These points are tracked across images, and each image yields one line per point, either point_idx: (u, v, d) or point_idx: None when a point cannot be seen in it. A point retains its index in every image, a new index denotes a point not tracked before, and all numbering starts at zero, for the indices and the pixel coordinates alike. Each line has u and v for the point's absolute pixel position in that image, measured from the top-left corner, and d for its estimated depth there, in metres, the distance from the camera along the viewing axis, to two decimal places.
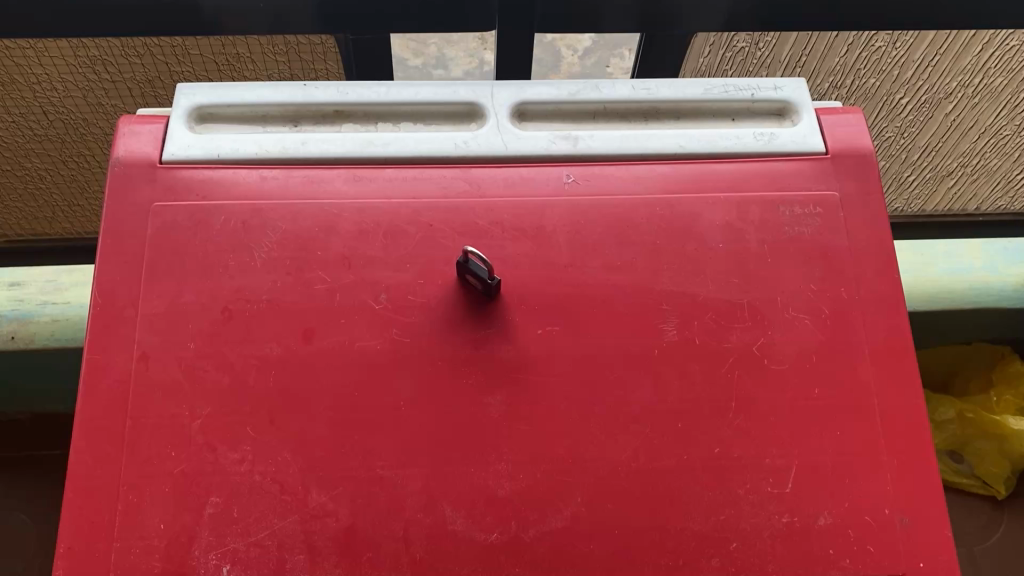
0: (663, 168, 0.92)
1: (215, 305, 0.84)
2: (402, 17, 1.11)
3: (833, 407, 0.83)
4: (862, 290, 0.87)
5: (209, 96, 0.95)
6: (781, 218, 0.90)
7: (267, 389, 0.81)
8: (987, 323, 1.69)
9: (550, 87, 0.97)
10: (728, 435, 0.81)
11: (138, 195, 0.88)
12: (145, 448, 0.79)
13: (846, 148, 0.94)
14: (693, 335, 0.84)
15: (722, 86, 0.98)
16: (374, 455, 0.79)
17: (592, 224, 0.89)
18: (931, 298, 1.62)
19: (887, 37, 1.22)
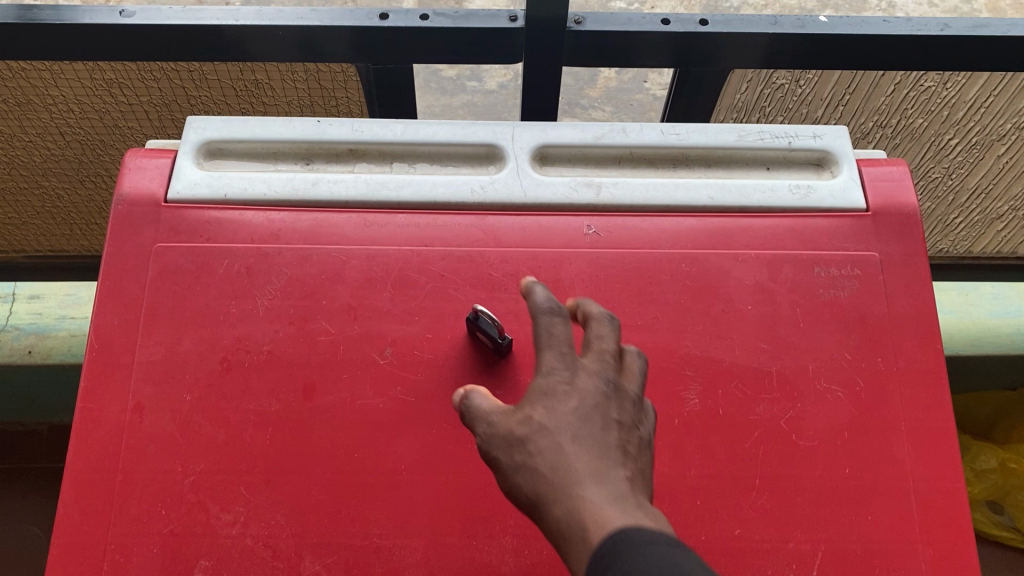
0: (690, 221, 0.87)
1: (214, 354, 0.81)
2: (426, 46, 1.07)
3: (866, 489, 0.77)
4: (900, 361, 0.81)
5: (219, 131, 0.91)
6: (815, 280, 0.84)
7: (264, 447, 0.78)
8: None
9: (574, 129, 0.92)
10: (750, 516, 0.75)
11: (141, 235, 0.85)
12: (134, 505, 0.76)
13: (889, 205, 0.88)
14: (716, 405, 0.79)
15: (757, 134, 0.92)
16: (372, 522, 0.75)
17: (613, 279, 0.84)
18: (974, 344, 1.54)
19: (937, 77, 1.14)
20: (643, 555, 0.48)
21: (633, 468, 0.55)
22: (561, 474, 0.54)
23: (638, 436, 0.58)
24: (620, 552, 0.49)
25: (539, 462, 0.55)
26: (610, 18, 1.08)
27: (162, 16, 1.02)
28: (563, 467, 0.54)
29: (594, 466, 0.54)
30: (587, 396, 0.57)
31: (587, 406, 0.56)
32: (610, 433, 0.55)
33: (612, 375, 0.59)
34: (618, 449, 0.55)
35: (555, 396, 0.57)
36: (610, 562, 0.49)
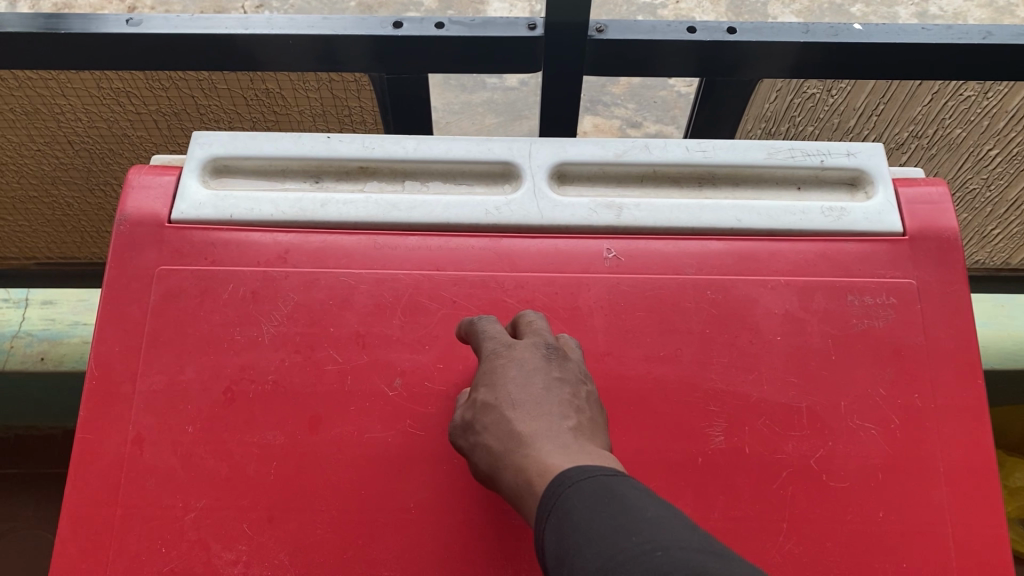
0: (716, 245, 0.83)
1: (217, 384, 0.77)
2: (441, 56, 1.03)
3: (901, 535, 0.72)
4: (937, 397, 0.77)
5: (225, 147, 0.88)
6: (848, 310, 0.80)
7: (268, 483, 0.74)
8: None
9: (594, 146, 0.88)
10: (778, 562, 0.71)
11: (144, 257, 0.82)
12: (133, 543, 0.73)
13: (927, 229, 0.83)
14: (742, 443, 0.75)
15: (788, 151, 0.87)
16: (380, 563, 0.72)
17: (634, 307, 0.80)
18: None
19: (978, 87, 1.08)
20: (575, 491, 0.51)
21: (576, 417, 0.60)
22: (506, 437, 0.60)
23: (583, 393, 0.63)
24: (551, 483, 0.54)
25: (487, 435, 0.61)
26: (634, 26, 1.03)
27: (170, 25, 0.99)
28: (505, 431, 0.60)
29: (533, 423, 0.59)
30: (522, 364, 0.63)
31: (522, 374, 0.62)
32: (547, 391, 0.61)
33: (547, 346, 0.65)
34: (557, 403, 0.61)
35: (494, 371, 0.64)
36: (542, 499, 0.53)
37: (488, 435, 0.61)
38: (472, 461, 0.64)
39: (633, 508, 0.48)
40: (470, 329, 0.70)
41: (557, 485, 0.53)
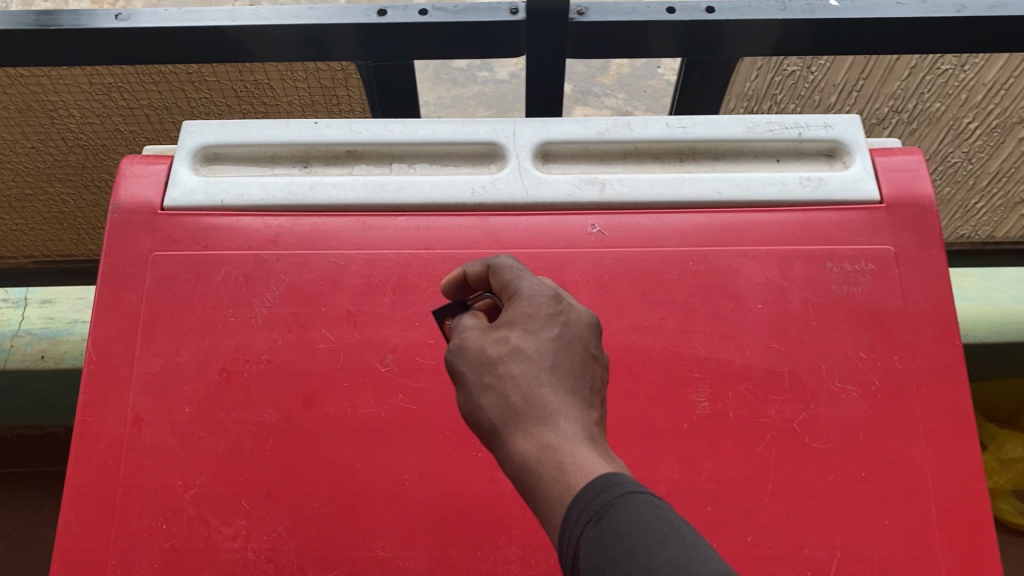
0: (698, 218, 0.85)
1: (212, 365, 0.79)
2: (426, 42, 1.05)
3: (883, 493, 0.74)
4: (917, 359, 0.79)
5: (216, 135, 0.90)
6: (827, 276, 0.82)
7: (265, 459, 0.76)
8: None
9: (577, 125, 0.90)
10: (763, 523, 0.73)
11: (138, 244, 0.84)
12: (134, 521, 0.74)
13: (904, 196, 0.85)
14: (726, 408, 0.76)
15: (766, 125, 0.89)
16: (375, 534, 0.74)
17: (619, 279, 0.82)
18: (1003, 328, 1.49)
19: (955, 60, 1.10)
20: (627, 502, 0.44)
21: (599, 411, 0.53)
22: (534, 399, 0.50)
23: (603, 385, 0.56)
24: (593, 489, 0.45)
25: (506, 385, 0.51)
26: (614, 8, 1.05)
27: (158, 19, 1.02)
28: (538, 398, 0.50)
29: (568, 400, 0.51)
30: (569, 327, 0.54)
31: (567, 339, 0.53)
32: (585, 369, 0.53)
33: (591, 316, 0.56)
34: (590, 386, 0.53)
35: (536, 320, 0.54)
36: (578, 494, 0.46)
37: (509, 386, 0.51)
38: (463, 401, 0.54)
39: (693, 545, 0.43)
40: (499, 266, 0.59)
41: (599, 488, 0.45)
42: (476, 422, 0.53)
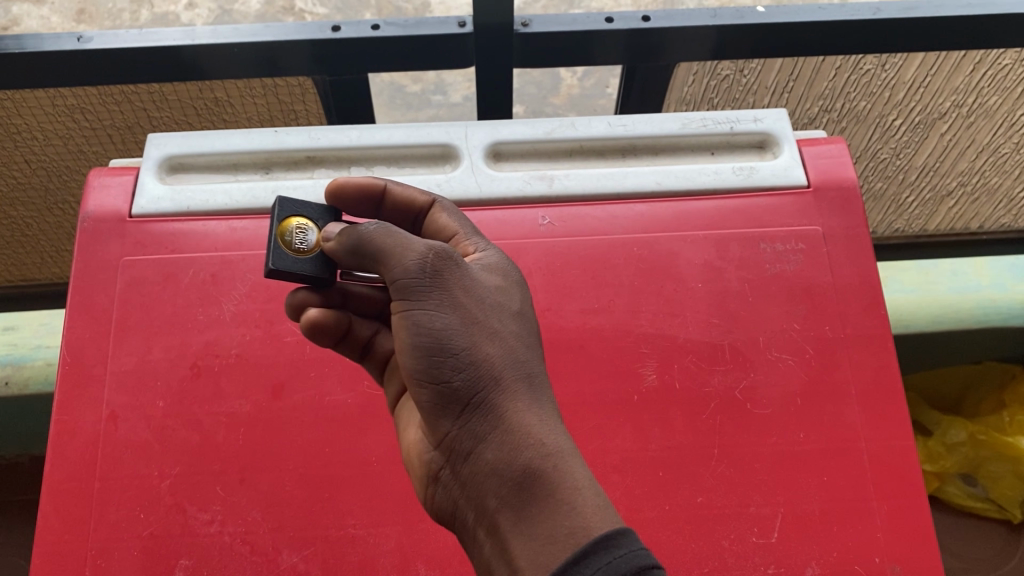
0: (640, 207, 0.90)
1: (184, 361, 0.83)
2: (380, 55, 1.11)
3: (822, 452, 0.80)
4: (847, 328, 0.85)
5: (180, 146, 0.94)
6: (761, 256, 0.88)
7: (238, 448, 0.80)
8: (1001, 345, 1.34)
9: (525, 126, 0.95)
10: (711, 485, 0.78)
11: (108, 250, 0.87)
12: (112, 511, 0.77)
13: (829, 181, 0.92)
14: (673, 380, 0.82)
15: (701, 121, 0.96)
16: (346, 513, 0.78)
17: (568, 266, 0.87)
18: (936, 321, 1.30)
19: (875, 60, 1.19)
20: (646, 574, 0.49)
21: None
22: (535, 381, 0.61)
23: None
24: (603, 547, 0.51)
25: (518, 357, 0.61)
26: (556, 19, 1.12)
27: (119, 40, 1.06)
28: (538, 380, 0.61)
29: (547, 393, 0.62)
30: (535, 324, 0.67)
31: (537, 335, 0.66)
32: None
33: None
34: None
35: (524, 306, 0.66)
36: (588, 549, 0.51)
37: (524, 364, 0.61)
38: (465, 341, 0.59)
39: None
40: (431, 203, 0.74)
41: (615, 558, 0.50)
42: (474, 363, 0.59)
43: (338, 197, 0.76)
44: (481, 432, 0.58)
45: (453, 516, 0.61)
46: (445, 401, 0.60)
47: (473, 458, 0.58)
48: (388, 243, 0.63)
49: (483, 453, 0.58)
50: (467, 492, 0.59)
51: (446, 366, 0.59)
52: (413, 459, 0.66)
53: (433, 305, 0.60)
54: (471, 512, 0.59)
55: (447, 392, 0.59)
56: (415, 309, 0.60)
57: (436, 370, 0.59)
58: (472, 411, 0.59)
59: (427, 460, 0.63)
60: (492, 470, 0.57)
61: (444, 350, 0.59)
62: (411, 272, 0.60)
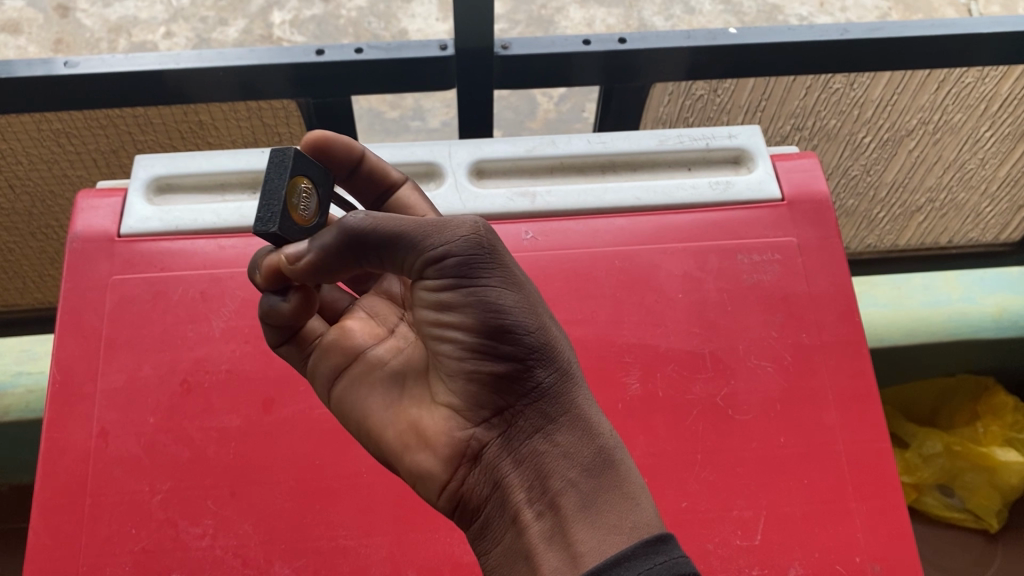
0: (620, 221, 0.93)
1: (173, 378, 0.84)
2: (362, 77, 1.13)
3: (802, 456, 0.82)
4: (822, 335, 0.87)
5: (167, 167, 0.95)
6: (738, 267, 0.91)
7: (229, 462, 0.80)
8: (975, 359, 1.37)
9: (507, 144, 0.98)
10: (695, 489, 0.80)
11: (97, 269, 0.88)
12: (104, 527, 0.78)
13: (802, 194, 0.95)
14: (656, 388, 0.84)
15: (677, 137, 0.99)
16: (337, 525, 0.78)
17: (552, 279, 0.89)
18: (911, 334, 1.32)
19: (844, 79, 1.23)
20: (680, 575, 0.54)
21: None
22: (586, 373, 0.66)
23: None
24: (647, 548, 0.55)
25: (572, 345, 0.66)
26: (535, 42, 1.14)
27: (105, 65, 1.07)
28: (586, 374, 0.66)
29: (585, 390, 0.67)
30: None
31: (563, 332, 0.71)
32: None
33: None
34: None
35: None
36: (635, 547, 0.55)
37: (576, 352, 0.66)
38: (538, 320, 0.62)
39: None
40: (405, 180, 0.80)
41: (656, 564, 0.54)
42: (545, 344, 0.62)
43: (316, 148, 0.74)
44: (552, 412, 0.62)
45: (491, 496, 0.63)
46: (510, 380, 0.62)
47: (542, 437, 0.62)
48: (426, 219, 0.62)
49: (555, 433, 0.62)
50: (523, 473, 0.61)
51: (525, 344, 0.61)
52: (428, 437, 0.66)
53: (502, 284, 0.62)
54: (524, 491, 0.61)
55: (516, 371, 0.62)
56: (486, 285, 0.61)
57: (510, 348, 0.61)
58: (541, 392, 0.62)
59: (456, 438, 0.64)
60: (565, 451, 0.61)
61: (519, 329, 0.61)
62: (476, 248, 0.61)
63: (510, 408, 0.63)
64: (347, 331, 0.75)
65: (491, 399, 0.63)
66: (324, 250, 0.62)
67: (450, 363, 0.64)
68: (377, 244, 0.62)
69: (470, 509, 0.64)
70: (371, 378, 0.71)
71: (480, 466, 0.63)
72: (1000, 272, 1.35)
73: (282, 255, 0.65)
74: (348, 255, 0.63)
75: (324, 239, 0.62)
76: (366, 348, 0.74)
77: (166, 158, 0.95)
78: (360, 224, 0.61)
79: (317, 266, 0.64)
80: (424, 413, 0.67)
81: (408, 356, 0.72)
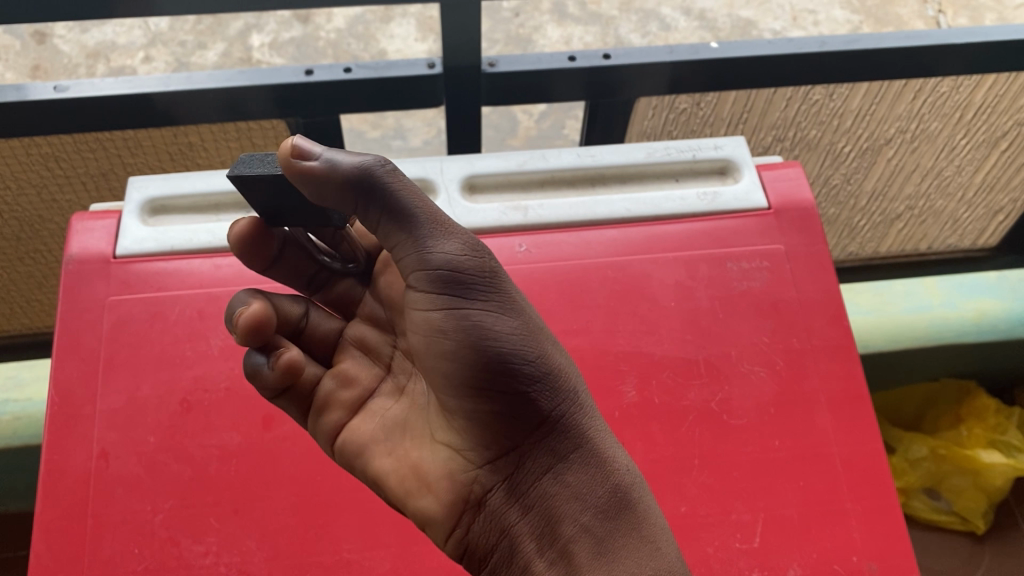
0: (612, 233, 0.94)
1: (173, 397, 0.84)
2: (350, 97, 1.14)
3: (796, 459, 0.83)
4: (812, 339, 0.89)
5: (161, 188, 0.96)
6: (728, 275, 0.92)
7: (230, 480, 0.81)
8: (959, 364, 1.39)
9: (498, 160, 0.99)
10: (693, 494, 0.81)
11: (94, 291, 0.89)
12: (106, 547, 0.78)
13: (787, 203, 0.97)
14: (652, 395, 0.85)
15: (664, 150, 1.01)
16: (340, 539, 0.79)
17: (546, 290, 0.90)
18: (895, 343, 1.33)
19: (823, 90, 1.26)
20: None
21: None
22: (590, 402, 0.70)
23: None
24: None
25: (574, 373, 0.70)
26: (521, 59, 1.16)
27: (95, 89, 1.08)
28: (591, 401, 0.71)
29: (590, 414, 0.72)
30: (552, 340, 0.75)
31: None
32: None
33: None
34: None
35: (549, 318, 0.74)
36: None
37: (582, 383, 0.70)
38: (539, 348, 0.66)
39: None
40: None
41: None
42: (549, 377, 0.66)
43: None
44: (561, 452, 0.67)
45: (498, 544, 0.67)
46: (515, 412, 0.66)
47: (550, 477, 0.67)
48: (436, 218, 0.63)
49: (563, 473, 0.67)
50: (533, 514, 0.66)
51: (528, 374, 0.65)
52: (429, 482, 0.68)
53: (501, 309, 0.65)
54: (535, 537, 0.66)
55: (524, 407, 0.66)
56: (489, 317, 0.65)
57: (512, 378, 0.65)
58: (547, 428, 0.67)
59: (459, 483, 0.68)
60: (575, 492, 0.66)
61: (525, 362, 0.65)
62: (471, 266, 0.64)
63: (516, 448, 0.67)
64: (343, 377, 0.76)
65: (498, 441, 0.67)
66: (338, 171, 0.59)
67: (455, 402, 0.67)
68: (389, 207, 0.61)
69: (479, 557, 0.68)
70: (371, 427, 0.74)
71: (486, 509, 0.67)
72: (977, 278, 1.37)
73: (287, 141, 0.59)
74: (352, 193, 0.60)
75: (344, 159, 0.59)
76: (366, 398, 0.76)
77: (160, 178, 0.96)
78: (386, 175, 0.60)
79: (315, 181, 0.59)
80: (425, 456, 0.70)
81: (408, 399, 0.75)
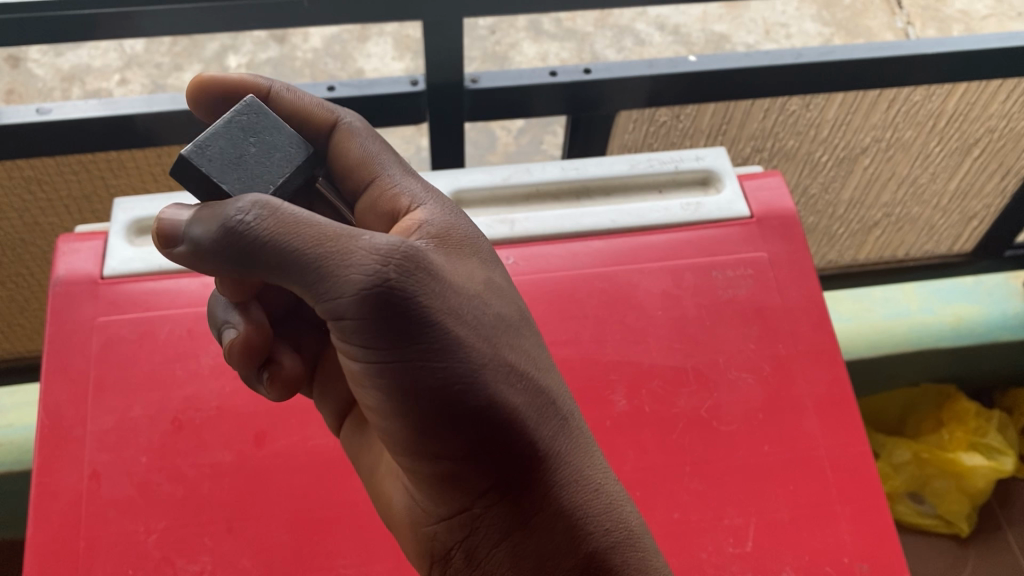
0: (597, 244, 0.96)
1: (164, 416, 0.84)
2: None
3: (786, 463, 0.84)
4: (797, 344, 0.91)
5: (147, 209, 0.95)
6: (714, 283, 0.94)
7: (224, 498, 0.81)
8: (940, 368, 1.41)
9: (483, 173, 1.00)
10: (685, 500, 0.82)
11: (82, 312, 0.89)
12: (98, 569, 0.77)
13: (769, 211, 0.99)
14: (642, 403, 0.86)
15: (647, 161, 1.02)
16: (335, 554, 0.79)
17: (536, 301, 0.91)
18: (878, 347, 1.35)
19: (800, 101, 1.27)
20: None
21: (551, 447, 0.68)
22: (569, 447, 0.64)
23: None
24: None
25: (539, 423, 0.63)
26: (503, 74, 1.17)
27: (78, 111, 1.08)
28: (569, 445, 0.64)
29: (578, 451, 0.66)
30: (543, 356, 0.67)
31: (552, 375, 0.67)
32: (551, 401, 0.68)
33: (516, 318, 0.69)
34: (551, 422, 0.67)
35: (521, 338, 0.65)
36: None
37: (557, 433, 0.64)
38: (479, 400, 0.59)
39: None
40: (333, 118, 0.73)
41: None
42: (492, 441, 0.61)
43: (204, 100, 0.71)
44: (521, 517, 0.63)
45: None
46: (463, 473, 0.62)
47: (509, 543, 0.64)
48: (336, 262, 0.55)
49: (525, 539, 0.63)
50: None
51: (463, 440, 0.60)
52: (398, 523, 0.70)
53: (430, 356, 0.58)
54: None
55: (468, 471, 0.62)
56: (412, 382, 0.58)
57: (452, 439, 0.60)
58: (505, 488, 0.62)
59: (422, 534, 0.68)
60: (537, 563, 0.63)
61: (457, 426, 0.59)
62: (383, 326, 0.57)
63: (470, 511, 0.64)
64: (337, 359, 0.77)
65: (453, 503, 0.64)
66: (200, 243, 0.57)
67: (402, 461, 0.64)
68: (264, 258, 0.56)
69: None
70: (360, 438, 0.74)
71: (452, 564, 0.67)
72: (953, 283, 1.41)
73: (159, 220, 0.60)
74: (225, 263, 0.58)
75: (205, 236, 0.57)
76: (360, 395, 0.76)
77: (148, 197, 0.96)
78: (254, 234, 0.55)
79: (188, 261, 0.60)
80: (394, 495, 0.70)
81: None
